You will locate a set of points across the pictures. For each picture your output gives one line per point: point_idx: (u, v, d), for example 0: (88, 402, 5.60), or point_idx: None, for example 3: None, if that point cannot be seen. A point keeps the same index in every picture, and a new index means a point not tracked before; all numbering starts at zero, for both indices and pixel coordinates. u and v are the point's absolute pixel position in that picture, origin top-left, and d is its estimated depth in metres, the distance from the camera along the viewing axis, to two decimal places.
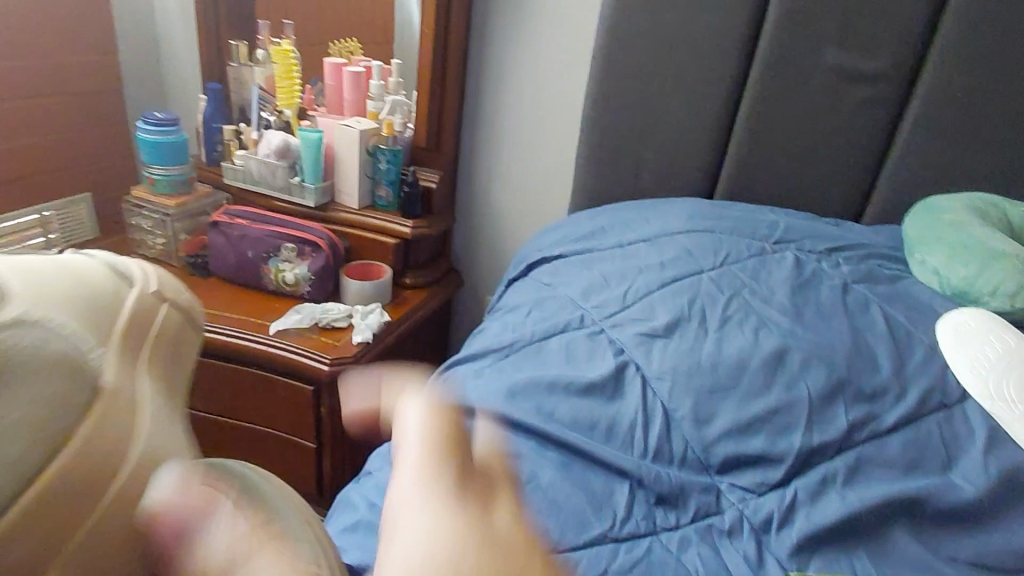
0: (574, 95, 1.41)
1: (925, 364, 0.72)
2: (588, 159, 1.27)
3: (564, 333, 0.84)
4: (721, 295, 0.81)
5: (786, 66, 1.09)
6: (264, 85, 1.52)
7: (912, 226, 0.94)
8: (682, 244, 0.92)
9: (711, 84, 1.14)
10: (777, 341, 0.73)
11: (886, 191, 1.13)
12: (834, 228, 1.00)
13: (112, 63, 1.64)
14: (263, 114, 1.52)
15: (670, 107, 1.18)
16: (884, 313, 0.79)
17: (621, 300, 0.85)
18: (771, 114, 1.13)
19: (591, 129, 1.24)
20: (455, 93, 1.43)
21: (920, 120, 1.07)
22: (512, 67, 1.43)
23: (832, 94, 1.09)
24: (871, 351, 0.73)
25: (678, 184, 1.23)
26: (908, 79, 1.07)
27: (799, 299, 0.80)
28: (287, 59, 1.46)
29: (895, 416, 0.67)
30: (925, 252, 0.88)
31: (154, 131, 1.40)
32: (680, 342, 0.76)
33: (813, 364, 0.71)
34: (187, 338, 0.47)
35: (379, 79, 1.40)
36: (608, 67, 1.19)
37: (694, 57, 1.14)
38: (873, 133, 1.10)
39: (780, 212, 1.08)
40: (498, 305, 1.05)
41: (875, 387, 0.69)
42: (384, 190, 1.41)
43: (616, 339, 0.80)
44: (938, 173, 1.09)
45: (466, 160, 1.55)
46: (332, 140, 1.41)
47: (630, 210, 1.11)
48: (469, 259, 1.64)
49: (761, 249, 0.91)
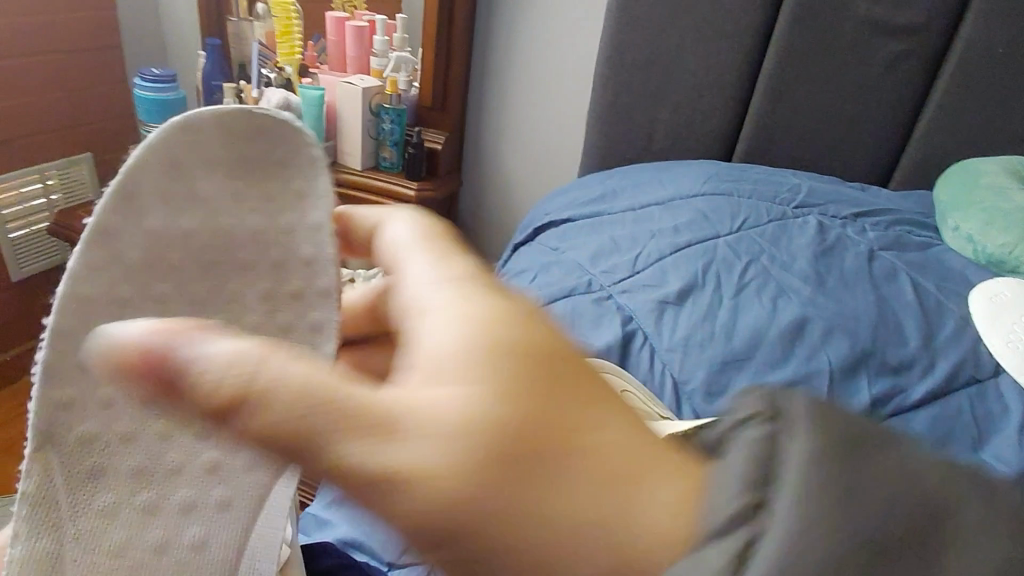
0: (588, 52, 1.34)
1: (955, 337, 0.68)
2: (601, 119, 1.20)
3: (569, 298, 0.80)
4: (737, 262, 0.76)
5: (814, 17, 1.02)
6: (264, 41, 1.46)
7: (945, 191, 0.88)
8: (697, 208, 0.87)
9: (733, 38, 1.07)
10: (797, 310, 0.69)
11: (915, 155, 1.07)
12: (859, 193, 0.94)
13: (108, 17, 1.59)
14: (262, 71, 1.45)
15: (688, 64, 1.11)
16: (913, 282, 0.74)
17: (631, 265, 0.81)
18: (797, 71, 1.06)
19: (603, 87, 1.18)
20: (462, 50, 1.36)
21: (957, 78, 1.00)
22: (522, 21, 1.35)
23: (863, 48, 1.02)
24: (898, 322, 0.68)
25: (695, 146, 1.17)
26: (945, 31, 0.99)
27: (821, 267, 0.76)
28: (286, 11, 1.40)
29: (921, 391, 0.63)
30: (959, 218, 0.82)
31: (150, 87, 1.35)
32: (693, 310, 0.72)
33: (835, 334, 0.66)
34: None
35: (383, 34, 1.33)
36: (622, 20, 1.12)
37: (715, 8, 1.06)
38: (906, 90, 1.03)
39: (801, 175, 1.02)
40: (502, 270, 1.00)
41: (900, 360, 0.65)
42: (388, 150, 1.36)
43: (625, 306, 0.75)
44: (973, 136, 1.02)
45: (473, 122, 1.50)
46: (334, 99, 1.35)
47: (643, 172, 1.06)
48: (477, 224, 1.60)
49: (782, 213, 0.86)
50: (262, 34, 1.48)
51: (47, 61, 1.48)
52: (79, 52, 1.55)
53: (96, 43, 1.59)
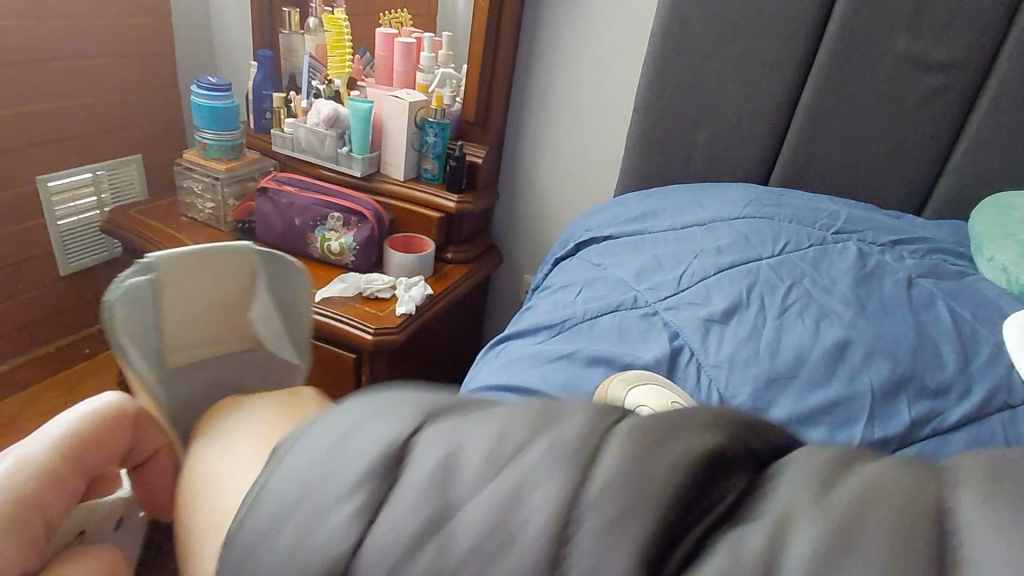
0: (626, 75, 1.39)
1: (992, 364, 0.70)
2: (641, 140, 1.25)
3: (617, 311, 0.84)
4: (781, 284, 0.80)
5: (854, 49, 1.06)
6: (314, 54, 1.52)
7: (981, 222, 0.92)
8: (739, 230, 0.92)
9: (773, 66, 1.12)
10: (839, 333, 0.73)
11: (948, 187, 1.10)
12: (895, 222, 0.98)
13: (165, 25, 1.67)
14: (312, 83, 1.50)
15: (727, 91, 1.16)
16: (949, 310, 0.77)
17: (676, 283, 0.85)
18: (835, 101, 1.10)
19: (644, 110, 1.23)
20: (506, 68, 1.41)
21: (992, 113, 1.03)
22: (563, 43, 1.40)
23: (900, 80, 1.06)
24: (935, 347, 0.72)
25: (731, 170, 1.21)
26: (982, 67, 1.02)
27: (862, 291, 0.79)
28: (338, 28, 1.45)
29: (958, 414, 0.65)
30: (995, 248, 0.86)
31: (207, 95, 1.41)
32: (739, 328, 0.76)
33: (876, 357, 0.70)
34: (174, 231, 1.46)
35: (430, 51, 1.40)
36: (666, 45, 1.16)
37: (756, 37, 1.11)
38: (941, 122, 1.07)
39: (837, 202, 1.06)
40: (545, 284, 1.04)
41: (939, 384, 0.68)
42: (430, 163, 1.41)
43: (671, 322, 0.79)
44: (1006, 169, 1.05)
45: (512, 138, 1.54)
46: (381, 111, 1.40)
47: (682, 194, 1.10)
48: (511, 237, 1.64)
49: (822, 238, 0.90)
50: (314, 47, 1.54)
51: (108, 66, 1.56)
52: (137, 57, 1.63)
53: (152, 50, 1.66)
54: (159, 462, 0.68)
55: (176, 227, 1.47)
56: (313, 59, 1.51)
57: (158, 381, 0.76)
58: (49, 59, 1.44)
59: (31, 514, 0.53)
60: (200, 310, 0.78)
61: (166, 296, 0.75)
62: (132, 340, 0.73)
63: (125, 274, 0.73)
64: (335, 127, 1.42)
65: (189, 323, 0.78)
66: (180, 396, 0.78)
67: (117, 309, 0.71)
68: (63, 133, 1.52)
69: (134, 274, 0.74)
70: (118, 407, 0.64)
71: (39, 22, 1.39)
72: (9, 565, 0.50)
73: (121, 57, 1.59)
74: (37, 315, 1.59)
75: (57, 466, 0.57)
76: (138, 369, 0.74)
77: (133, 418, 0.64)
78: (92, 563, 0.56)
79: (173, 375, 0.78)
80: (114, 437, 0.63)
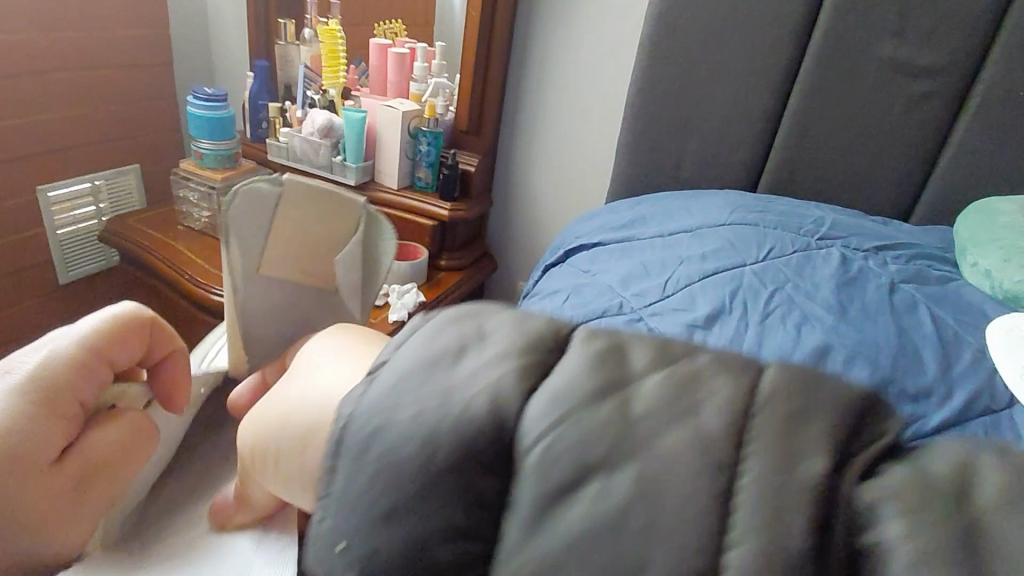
0: (617, 83, 1.40)
1: (972, 368, 0.71)
2: (630, 148, 1.26)
3: (602, 318, 0.84)
4: (764, 289, 0.81)
5: (841, 56, 1.07)
6: (309, 64, 1.52)
7: (966, 229, 0.92)
8: (724, 237, 0.92)
9: (760, 73, 1.13)
10: (820, 338, 0.73)
11: (936, 192, 1.10)
12: (881, 227, 0.98)
13: (162, 36, 1.69)
14: (307, 93, 1.50)
15: (716, 98, 1.17)
16: (931, 315, 0.78)
17: (661, 289, 0.85)
18: (824, 107, 1.11)
19: (634, 117, 1.24)
20: (499, 77, 1.43)
21: (978, 119, 1.04)
22: (554, 52, 1.42)
23: (886, 87, 1.06)
24: (916, 352, 0.72)
25: (721, 176, 1.22)
26: (968, 74, 1.03)
27: (844, 297, 0.80)
28: (333, 38, 1.47)
29: (939, 418, 0.65)
30: (978, 255, 0.86)
31: (203, 106, 1.43)
32: (721, 334, 0.76)
33: (857, 362, 0.70)
34: (170, 238, 1.47)
35: (422, 61, 1.40)
36: (655, 53, 1.17)
37: (743, 45, 1.12)
38: (928, 128, 1.07)
39: (824, 207, 1.06)
40: (534, 291, 1.05)
41: (919, 389, 0.68)
42: (424, 171, 1.42)
43: (655, 327, 0.79)
44: (994, 174, 1.06)
45: (505, 146, 1.55)
46: (375, 121, 1.41)
47: (670, 201, 1.11)
48: (505, 244, 1.65)
49: (806, 244, 0.90)
50: (309, 58, 1.54)
51: (107, 76, 1.58)
52: (135, 68, 1.65)
53: (150, 60, 1.68)
54: (173, 367, 0.61)
55: (172, 236, 1.48)
56: (310, 70, 1.51)
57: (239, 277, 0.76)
58: (48, 70, 1.45)
59: (65, 400, 0.49)
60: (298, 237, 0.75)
61: (278, 218, 0.74)
62: (240, 240, 0.75)
63: (259, 180, 0.74)
64: (335, 139, 1.44)
65: (291, 249, 0.76)
66: (260, 298, 0.77)
67: (238, 205, 0.73)
68: (60, 142, 1.53)
69: (264, 183, 0.75)
70: (131, 313, 0.57)
71: (36, 32, 1.40)
72: (39, 448, 0.46)
73: (118, 68, 1.60)
74: (35, 324, 1.60)
75: (72, 363, 0.50)
76: (233, 258, 0.76)
77: (150, 322, 0.58)
78: (118, 437, 0.52)
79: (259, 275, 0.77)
80: (137, 333, 0.56)
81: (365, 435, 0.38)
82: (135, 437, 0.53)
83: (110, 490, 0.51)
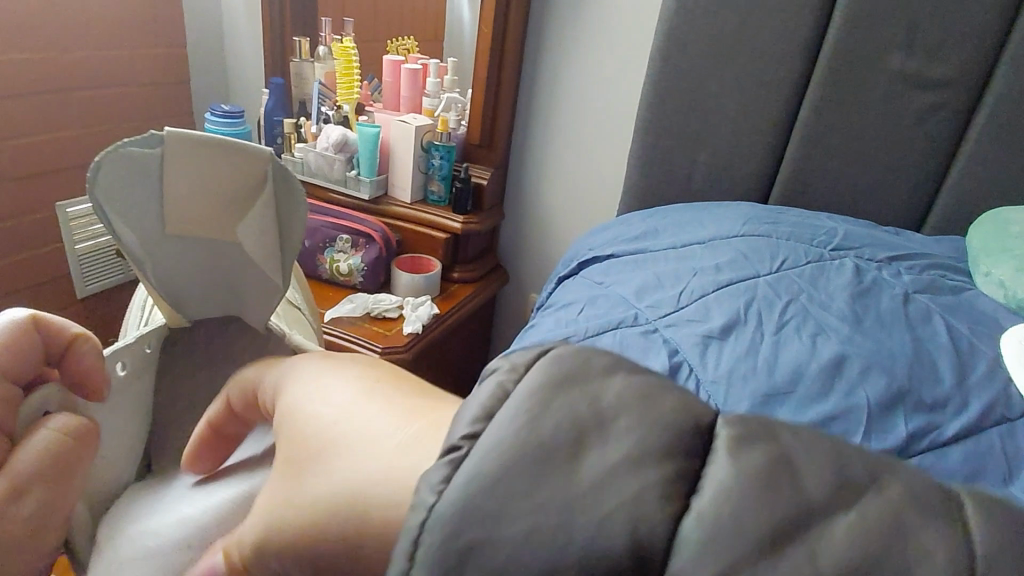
0: (627, 96, 1.42)
1: (987, 378, 0.71)
2: (641, 160, 1.27)
3: (617, 329, 0.85)
4: (778, 300, 0.82)
5: (850, 68, 1.08)
6: (324, 81, 1.55)
7: (978, 238, 0.93)
8: (738, 248, 0.93)
9: (770, 86, 1.14)
10: (835, 348, 0.73)
11: (948, 203, 1.11)
12: (893, 238, 0.99)
13: (179, 55, 1.73)
14: (322, 109, 1.53)
15: (726, 111, 1.18)
16: (946, 325, 0.78)
17: (676, 301, 0.86)
18: (833, 119, 1.12)
19: (644, 130, 1.25)
20: (510, 91, 1.45)
21: (988, 129, 1.04)
22: (565, 66, 1.44)
23: (895, 99, 1.07)
24: (932, 362, 0.72)
25: (732, 189, 1.23)
26: (977, 86, 1.04)
27: (859, 307, 0.80)
28: (347, 55, 1.50)
29: (955, 428, 0.66)
30: (991, 264, 0.87)
31: (219, 122, 1.46)
32: (736, 344, 0.77)
33: (873, 372, 0.71)
34: None
35: (436, 77, 1.43)
36: (664, 67, 1.19)
37: (752, 58, 1.13)
38: (938, 139, 1.08)
39: (837, 218, 1.07)
40: (548, 303, 1.06)
41: (935, 398, 0.68)
42: (436, 184, 1.44)
43: (670, 339, 0.80)
44: (1005, 184, 1.06)
45: (516, 159, 1.57)
46: (388, 135, 1.43)
47: (683, 213, 1.12)
48: (517, 256, 1.66)
49: (820, 255, 0.91)
50: (322, 74, 1.56)
51: (125, 95, 1.61)
52: (153, 86, 1.69)
53: (168, 79, 1.72)
54: (84, 348, 0.65)
55: None
56: (325, 79, 1.56)
57: (148, 248, 0.72)
58: (70, 89, 1.49)
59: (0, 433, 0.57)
60: (203, 203, 0.73)
61: (170, 181, 0.70)
62: (128, 215, 0.70)
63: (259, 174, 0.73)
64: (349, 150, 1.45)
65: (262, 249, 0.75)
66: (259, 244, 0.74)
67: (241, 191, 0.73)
68: (77, 159, 1.55)
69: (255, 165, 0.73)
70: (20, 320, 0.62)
71: (56, 53, 1.44)
72: None
73: (135, 86, 1.63)
74: None
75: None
76: (131, 241, 0.71)
77: (34, 323, 0.63)
78: (62, 438, 0.59)
79: (164, 244, 0.73)
80: (29, 343, 0.62)
81: (458, 547, 0.30)
82: (67, 433, 0.59)
83: (68, 485, 0.60)
